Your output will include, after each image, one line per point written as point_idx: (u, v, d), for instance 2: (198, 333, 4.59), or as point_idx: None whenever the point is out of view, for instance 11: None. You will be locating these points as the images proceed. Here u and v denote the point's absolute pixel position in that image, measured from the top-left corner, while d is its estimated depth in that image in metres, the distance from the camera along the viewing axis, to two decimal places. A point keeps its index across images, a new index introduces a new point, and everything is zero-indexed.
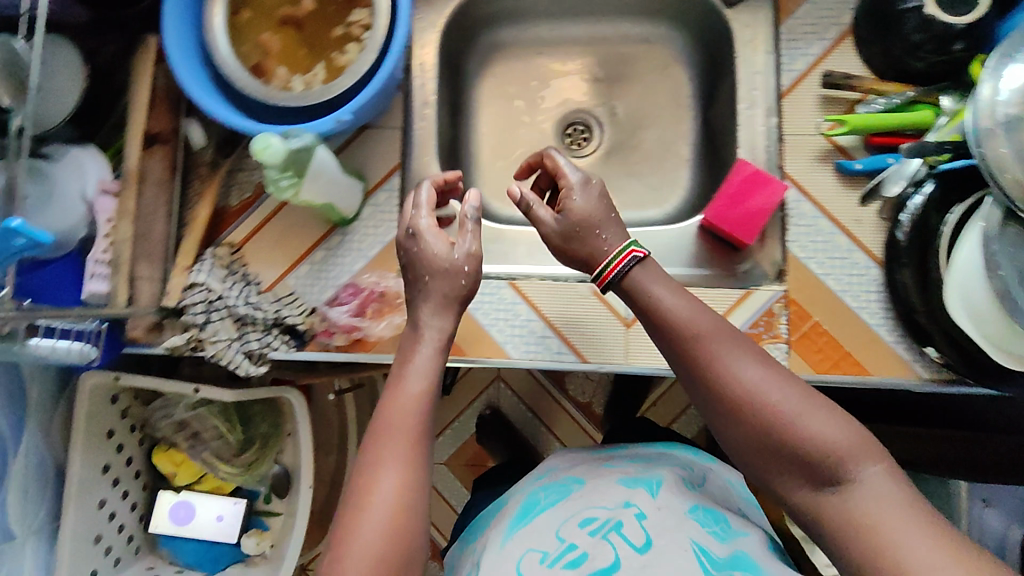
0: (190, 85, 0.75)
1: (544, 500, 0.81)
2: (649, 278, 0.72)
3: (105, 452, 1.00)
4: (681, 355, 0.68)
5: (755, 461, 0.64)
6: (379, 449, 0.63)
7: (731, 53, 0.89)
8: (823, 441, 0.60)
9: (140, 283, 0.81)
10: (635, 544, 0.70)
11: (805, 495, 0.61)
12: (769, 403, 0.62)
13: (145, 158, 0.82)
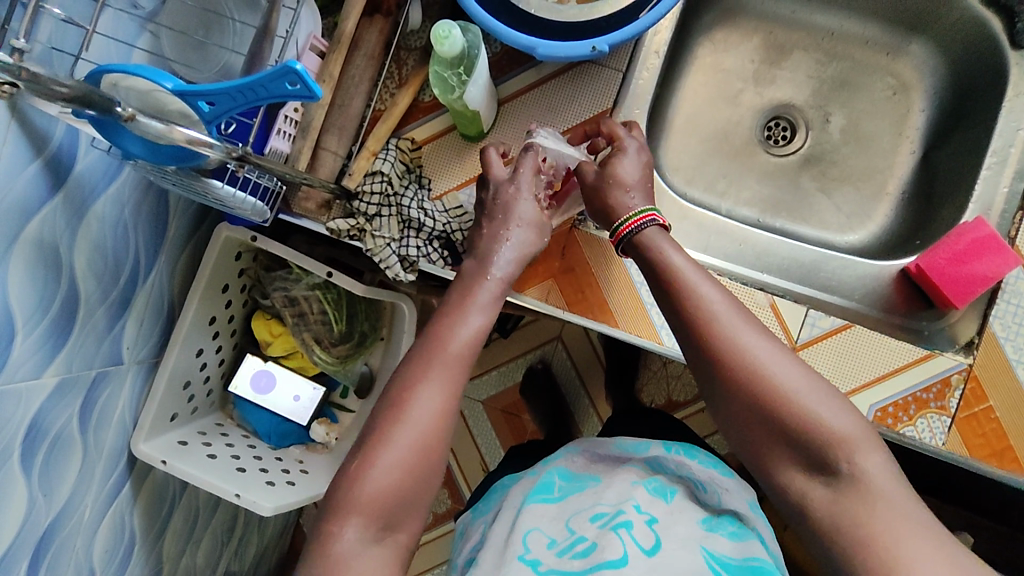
0: None
1: (557, 490, 0.73)
2: (663, 239, 0.69)
3: (216, 303, 0.99)
4: (679, 307, 0.64)
5: (753, 443, 0.61)
6: (429, 374, 0.62)
7: (997, 99, 0.81)
8: (820, 426, 0.57)
9: (324, 154, 0.78)
10: (644, 546, 0.61)
11: (797, 480, 0.59)
12: (764, 376, 0.59)
13: (364, 26, 0.78)
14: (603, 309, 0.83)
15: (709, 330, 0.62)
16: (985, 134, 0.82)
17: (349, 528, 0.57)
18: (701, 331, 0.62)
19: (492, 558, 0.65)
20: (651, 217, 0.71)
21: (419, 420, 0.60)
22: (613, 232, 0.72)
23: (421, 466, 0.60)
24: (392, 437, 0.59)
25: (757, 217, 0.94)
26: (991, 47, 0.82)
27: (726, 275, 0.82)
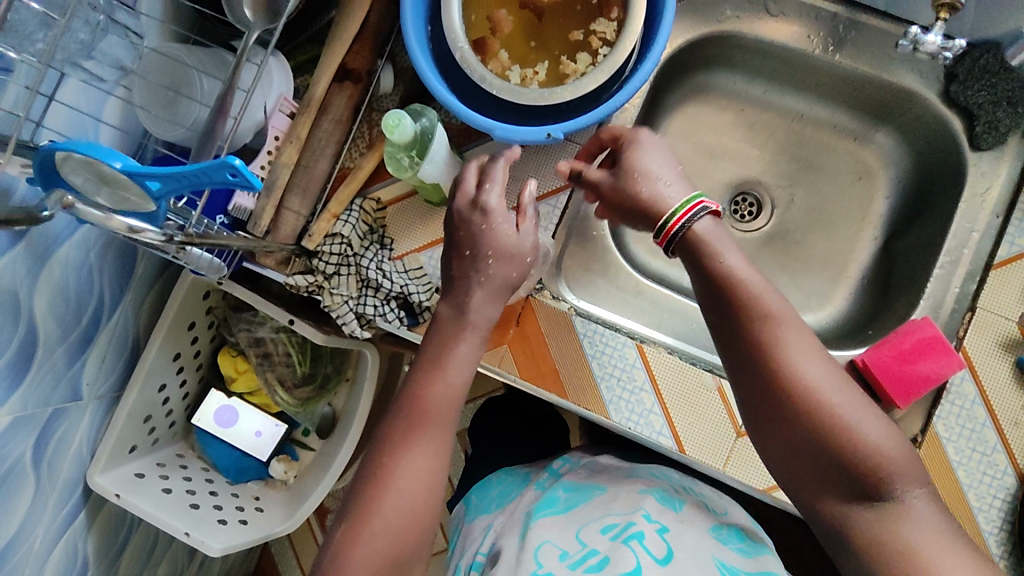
0: (412, 40, 0.70)
1: (562, 502, 0.81)
2: (720, 239, 0.64)
3: (181, 341, 1.01)
4: (739, 319, 0.62)
5: (800, 469, 0.60)
6: (422, 427, 0.63)
7: (955, 199, 0.83)
8: (876, 454, 0.57)
9: (286, 213, 0.80)
10: (657, 556, 0.67)
11: (839, 506, 0.59)
12: (822, 398, 0.58)
13: (333, 90, 0.79)
14: (555, 378, 0.83)
15: (769, 348, 0.60)
16: (941, 232, 0.83)
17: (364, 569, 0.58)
18: (761, 350, 0.61)
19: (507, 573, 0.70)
20: (697, 206, 0.65)
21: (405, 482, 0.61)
22: (660, 231, 0.66)
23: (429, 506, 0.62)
24: (389, 476, 0.61)
25: None
26: (951, 147, 0.84)
27: (675, 354, 0.83)
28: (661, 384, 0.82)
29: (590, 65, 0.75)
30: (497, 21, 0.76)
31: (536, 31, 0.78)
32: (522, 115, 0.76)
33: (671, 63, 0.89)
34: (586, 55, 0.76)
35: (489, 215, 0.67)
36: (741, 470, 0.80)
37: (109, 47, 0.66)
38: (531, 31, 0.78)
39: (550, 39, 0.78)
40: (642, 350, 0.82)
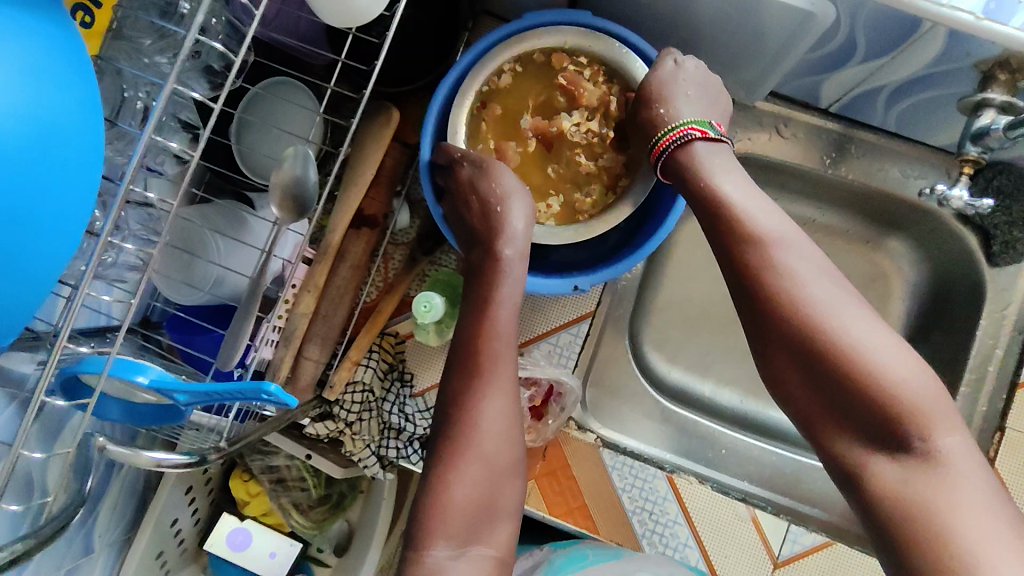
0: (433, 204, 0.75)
1: (591, 556, 0.79)
2: (720, 168, 0.61)
3: (192, 473, 0.98)
4: (735, 246, 0.57)
5: (814, 412, 0.52)
6: (484, 367, 0.62)
7: (976, 314, 0.83)
8: (892, 390, 0.48)
9: (305, 363, 0.78)
10: None
11: (857, 452, 0.50)
12: (827, 324, 0.51)
13: (349, 236, 0.78)
14: (584, 514, 0.80)
15: (766, 273, 0.54)
16: (964, 345, 0.83)
17: (436, 548, 0.56)
18: (757, 279, 0.55)
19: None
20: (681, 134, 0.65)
21: (482, 418, 0.60)
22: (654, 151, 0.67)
23: (489, 460, 0.59)
24: (460, 415, 0.60)
25: (740, 401, 0.95)
26: (968, 261, 0.84)
27: (708, 483, 0.82)
28: (695, 516, 0.80)
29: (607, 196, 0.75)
30: (509, 155, 0.75)
31: (546, 160, 0.77)
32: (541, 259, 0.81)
33: None
34: (600, 187, 0.76)
35: (493, 171, 0.70)
36: None
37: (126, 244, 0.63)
38: (542, 160, 0.77)
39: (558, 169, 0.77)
40: (673, 482, 0.81)
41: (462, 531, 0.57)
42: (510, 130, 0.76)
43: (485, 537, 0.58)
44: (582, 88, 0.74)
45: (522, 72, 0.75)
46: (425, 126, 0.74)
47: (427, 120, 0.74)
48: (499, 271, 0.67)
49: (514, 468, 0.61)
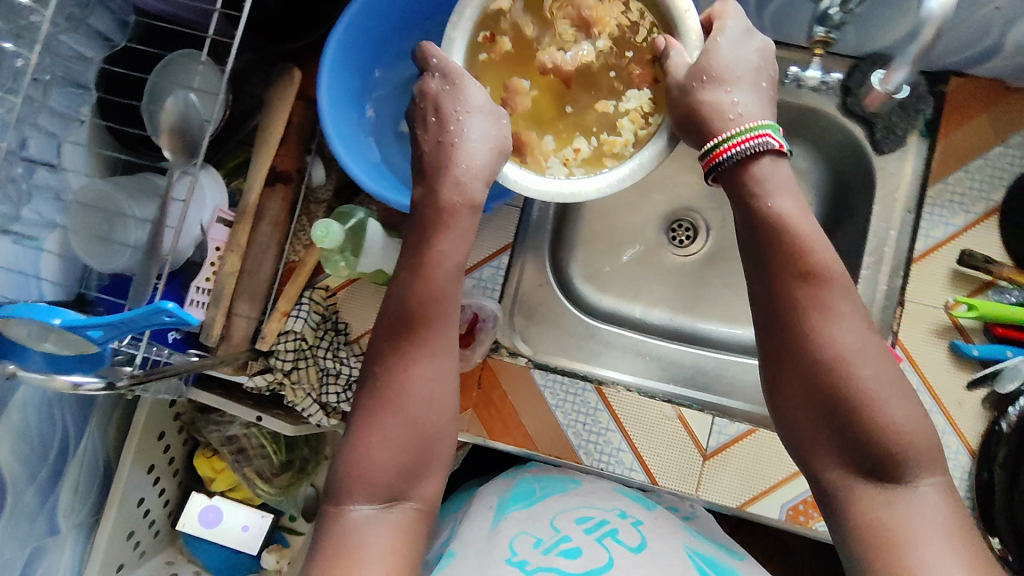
0: (338, 144, 0.74)
1: (538, 491, 0.86)
2: (774, 188, 0.64)
3: (153, 453, 1.01)
4: (776, 296, 0.63)
5: (818, 444, 0.62)
6: (421, 335, 0.67)
7: (870, 201, 0.88)
8: (897, 431, 0.58)
9: (236, 320, 0.81)
10: (629, 545, 0.74)
11: (837, 473, 0.61)
12: (856, 372, 0.60)
13: (265, 195, 0.82)
14: (522, 433, 0.85)
15: (811, 321, 0.61)
16: (863, 234, 0.88)
17: (358, 505, 0.64)
18: (801, 319, 0.62)
19: (482, 541, 0.78)
20: (762, 136, 0.64)
21: (406, 392, 0.66)
22: (707, 155, 0.66)
23: (413, 429, 0.65)
24: (384, 392, 0.66)
25: (671, 318, 0.98)
26: (858, 152, 0.89)
27: (634, 390, 0.87)
28: (624, 421, 0.85)
29: (633, 138, 0.75)
30: (519, 93, 0.77)
31: (565, 97, 0.79)
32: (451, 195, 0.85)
33: None
34: (627, 124, 0.76)
35: (460, 90, 0.69)
36: (711, 492, 0.83)
37: (33, 208, 0.68)
38: (559, 97, 0.79)
39: (584, 105, 0.79)
40: (602, 392, 0.86)
41: (383, 489, 0.64)
42: (521, 65, 0.78)
43: (414, 492, 0.66)
44: (603, 20, 0.75)
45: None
46: (322, 69, 0.74)
47: (323, 63, 0.74)
48: (443, 219, 0.67)
49: (437, 433, 0.67)
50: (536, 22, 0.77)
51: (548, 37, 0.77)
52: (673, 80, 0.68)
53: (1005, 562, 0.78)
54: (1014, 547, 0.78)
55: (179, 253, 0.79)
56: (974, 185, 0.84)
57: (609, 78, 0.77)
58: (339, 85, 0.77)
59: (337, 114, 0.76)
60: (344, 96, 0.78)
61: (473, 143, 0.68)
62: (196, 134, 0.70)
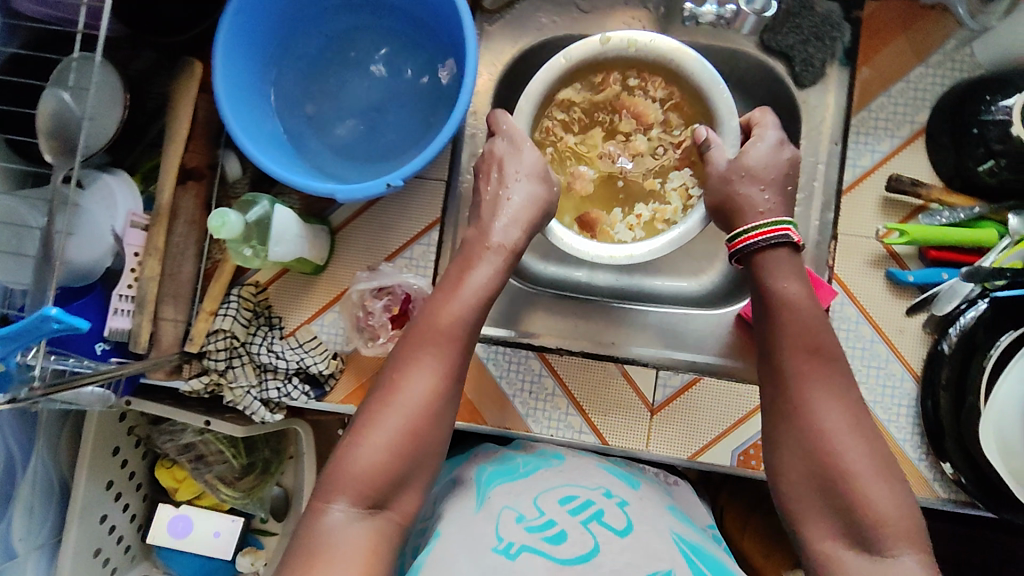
0: (241, 134, 0.72)
1: (521, 468, 0.78)
2: (777, 267, 0.70)
3: (110, 469, 0.99)
4: (773, 368, 0.67)
5: (792, 472, 0.63)
6: (433, 345, 0.69)
7: (796, 138, 0.87)
8: (872, 504, 0.59)
9: (163, 325, 0.80)
10: (616, 528, 0.68)
11: (826, 545, 0.60)
12: (837, 446, 0.62)
13: (178, 194, 0.80)
14: (469, 407, 0.84)
15: (788, 385, 0.65)
16: (792, 171, 0.87)
17: (340, 505, 0.63)
18: (787, 389, 0.65)
19: (464, 522, 0.69)
20: (781, 230, 0.70)
21: (413, 396, 0.67)
22: (735, 240, 0.72)
23: (416, 437, 0.66)
24: (395, 394, 0.67)
25: (616, 279, 0.96)
26: (781, 89, 0.88)
27: (577, 353, 0.87)
28: (569, 384, 0.84)
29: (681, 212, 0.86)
30: (582, 178, 0.88)
31: (628, 177, 0.89)
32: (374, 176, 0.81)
33: (509, 75, 0.91)
34: (676, 198, 0.87)
35: (499, 167, 0.80)
36: (663, 446, 0.83)
37: None
38: (622, 178, 0.89)
39: (632, 180, 0.88)
40: (544, 358, 0.85)
41: (372, 493, 0.64)
42: (586, 152, 0.89)
43: (395, 503, 0.65)
44: (639, 105, 0.86)
45: (608, 96, 0.87)
46: (215, 57, 0.72)
47: (216, 50, 0.72)
48: (476, 254, 0.75)
49: (436, 447, 0.68)
50: (592, 110, 0.88)
51: (592, 126, 0.89)
52: (714, 169, 0.77)
53: (961, 485, 0.78)
54: (968, 471, 0.76)
55: (95, 262, 0.79)
56: (898, 109, 0.82)
57: (660, 158, 0.88)
58: (238, 74, 0.74)
59: (238, 103, 0.74)
60: (244, 86, 0.76)
61: (508, 208, 0.78)
62: (75, 132, 0.70)
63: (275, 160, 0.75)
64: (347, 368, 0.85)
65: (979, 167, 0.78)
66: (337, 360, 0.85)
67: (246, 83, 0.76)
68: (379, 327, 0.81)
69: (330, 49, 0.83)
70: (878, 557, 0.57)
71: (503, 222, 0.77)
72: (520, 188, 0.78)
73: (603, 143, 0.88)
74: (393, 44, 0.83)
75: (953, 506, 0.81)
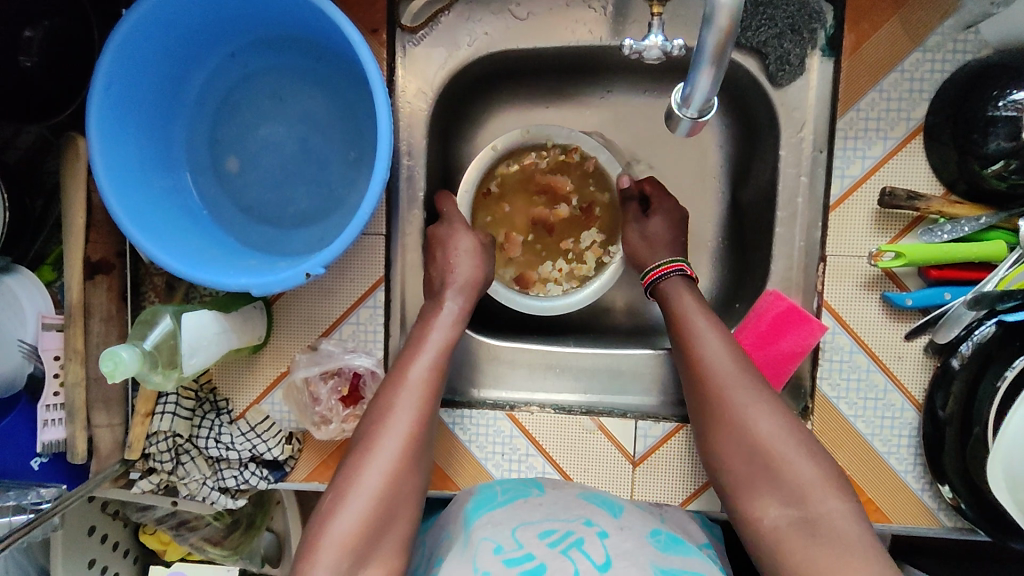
0: (130, 221, 0.62)
1: (500, 497, 0.69)
2: (679, 289, 0.74)
3: (89, 548, 0.95)
4: (684, 353, 0.69)
5: (721, 451, 0.65)
6: (400, 394, 0.67)
7: (776, 144, 0.76)
8: (794, 474, 0.60)
9: (99, 432, 0.74)
10: (597, 561, 0.58)
11: (769, 518, 0.61)
12: (747, 420, 0.63)
13: (89, 289, 0.71)
14: (439, 476, 0.79)
15: (696, 372, 0.67)
16: (772, 182, 0.77)
17: (321, 572, 0.58)
18: (695, 372, 0.67)
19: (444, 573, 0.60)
20: (676, 267, 0.76)
21: (388, 446, 0.64)
22: (645, 276, 0.77)
23: (395, 488, 0.63)
24: (376, 446, 0.64)
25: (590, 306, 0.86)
26: (755, 87, 0.76)
27: (548, 406, 0.80)
28: (544, 443, 0.78)
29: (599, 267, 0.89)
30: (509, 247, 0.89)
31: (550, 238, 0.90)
32: (301, 246, 0.71)
33: (444, 97, 0.80)
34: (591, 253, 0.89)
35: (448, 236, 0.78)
36: (648, 498, 0.78)
37: None
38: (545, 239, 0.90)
39: (553, 241, 0.90)
40: (514, 417, 0.78)
41: (351, 553, 0.59)
42: (512, 220, 0.89)
43: (371, 561, 0.61)
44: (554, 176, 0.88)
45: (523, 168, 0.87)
46: (90, 127, 0.61)
47: (90, 120, 0.61)
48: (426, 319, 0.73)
49: (415, 496, 0.65)
50: (519, 187, 0.88)
51: (512, 193, 0.88)
52: (632, 224, 0.82)
53: (961, 511, 0.72)
54: (968, 496, 0.70)
55: (16, 370, 0.72)
56: (892, 105, 0.71)
57: (575, 218, 0.89)
58: (123, 144, 0.64)
59: (128, 179, 0.64)
60: (134, 156, 0.65)
61: (460, 274, 0.75)
62: None
63: (181, 246, 0.65)
64: (304, 448, 0.79)
65: (986, 170, 0.66)
66: (293, 442, 0.79)
67: (139, 152, 0.66)
68: (330, 410, 0.75)
69: (234, 100, 0.73)
70: (829, 540, 0.57)
71: (451, 291, 0.75)
72: (466, 262, 0.76)
73: (529, 214, 0.89)
74: (307, 89, 0.73)
75: (956, 534, 0.75)
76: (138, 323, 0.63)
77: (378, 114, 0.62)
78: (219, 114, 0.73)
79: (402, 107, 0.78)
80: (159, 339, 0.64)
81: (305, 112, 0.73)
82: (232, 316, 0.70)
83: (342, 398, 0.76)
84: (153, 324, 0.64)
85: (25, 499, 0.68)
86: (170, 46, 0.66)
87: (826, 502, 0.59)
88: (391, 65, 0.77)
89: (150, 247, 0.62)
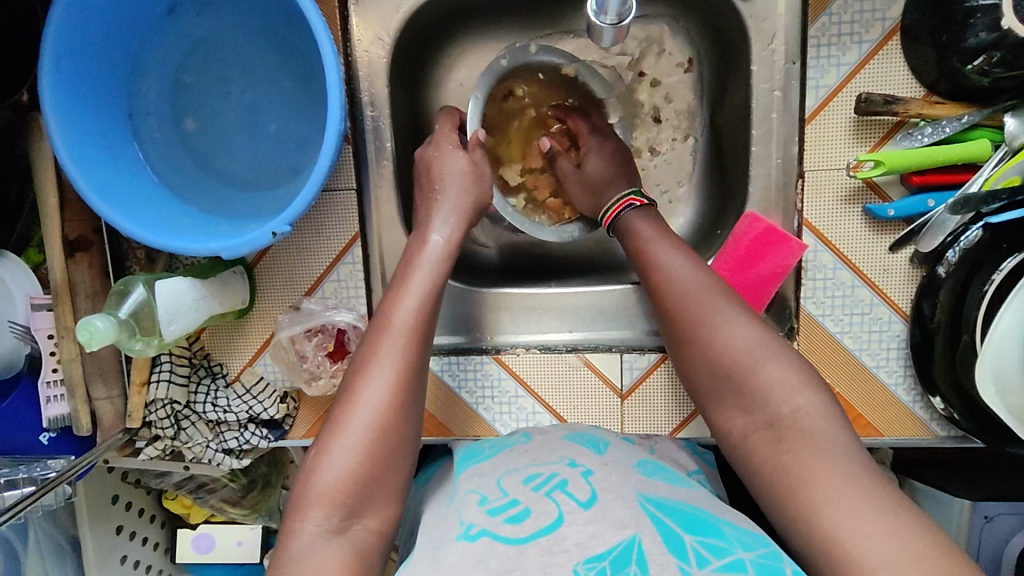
0: (93, 195, 0.62)
1: (488, 450, 0.70)
2: (636, 220, 0.72)
3: (114, 515, 0.99)
4: (661, 271, 0.66)
5: (687, 356, 0.61)
6: (382, 343, 0.64)
7: (747, 60, 0.73)
8: (792, 379, 0.55)
9: (100, 404, 0.76)
10: (580, 499, 0.56)
11: (740, 426, 0.57)
12: (711, 324, 0.60)
13: (71, 268, 0.72)
14: (433, 423, 0.80)
15: (676, 286, 0.64)
16: (746, 101, 0.74)
17: (311, 520, 0.57)
18: (664, 290, 0.64)
19: (433, 522, 0.61)
20: (627, 202, 0.74)
21: (372, 398, 0.61)
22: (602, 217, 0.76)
23: (385, 440, 0.60)
24: (361, 395, 0.61)
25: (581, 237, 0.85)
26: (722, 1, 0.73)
27: (535, 347, 0.81)
28: (532, 383, 0.79)
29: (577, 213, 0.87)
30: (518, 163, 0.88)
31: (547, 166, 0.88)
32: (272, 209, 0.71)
33: (404, 43, 0.78)
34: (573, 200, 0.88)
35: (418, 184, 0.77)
36: (638, 428, 0.79)
37: None
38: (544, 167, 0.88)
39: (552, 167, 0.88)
40: (501, 360, 0.80)
41: (345, 503, 0.58)
42: (521, 141, 0.88)
43: (370, 511, 0.59)
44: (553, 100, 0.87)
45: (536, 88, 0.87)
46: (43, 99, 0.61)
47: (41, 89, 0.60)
48: (409, 264, 0.70)
49: (409, 449, 0.63)
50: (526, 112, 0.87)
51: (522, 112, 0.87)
52: (569, 176, 0.83)
53: (954, 420, 0.71)
54: (960, 405, 0.70)
55: (13, 351, 0.74)
56: (865, 5, 0.68)
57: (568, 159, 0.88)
58: (79, 117, 0.64)
59: (87, 152, 0.64)
60: (92, 129, 0.65)
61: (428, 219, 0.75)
62: None
63: (151, 216, 0.66)
64: (299, 406, 0.81)
65: (967, 67, 0.63)
66: (288, 401, 0.81)
67: (96, 118, 0.66)
68: (318, 367, 0.77)
69: (188, 71, 0.73)
70: (830, 438, 0.52)
71: (440, 217, 0.73)
72: (467, 188, 0.74)
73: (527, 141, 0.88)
74: (261, 44, 0.72)
75: (950, 443, 0.75)
76: (116, 292, 0.68)
77: (325, 61, 0.61)
78: (177, 80, 0.73)
79: (361, 56, 0.76)
80: (133, 310, 0.67)
81: (260, 73, 0.73)
82: (211, 282, 0.72)
83: (326, 357, 0.77)
84: (127, 294, 0.67)
85: (33, 471, 0.71)
86: (114, 18, 0.65)
87: (791, 402, 0.54)
88: (345, 12, 0.75)
89: (116, 217, 0.63)
